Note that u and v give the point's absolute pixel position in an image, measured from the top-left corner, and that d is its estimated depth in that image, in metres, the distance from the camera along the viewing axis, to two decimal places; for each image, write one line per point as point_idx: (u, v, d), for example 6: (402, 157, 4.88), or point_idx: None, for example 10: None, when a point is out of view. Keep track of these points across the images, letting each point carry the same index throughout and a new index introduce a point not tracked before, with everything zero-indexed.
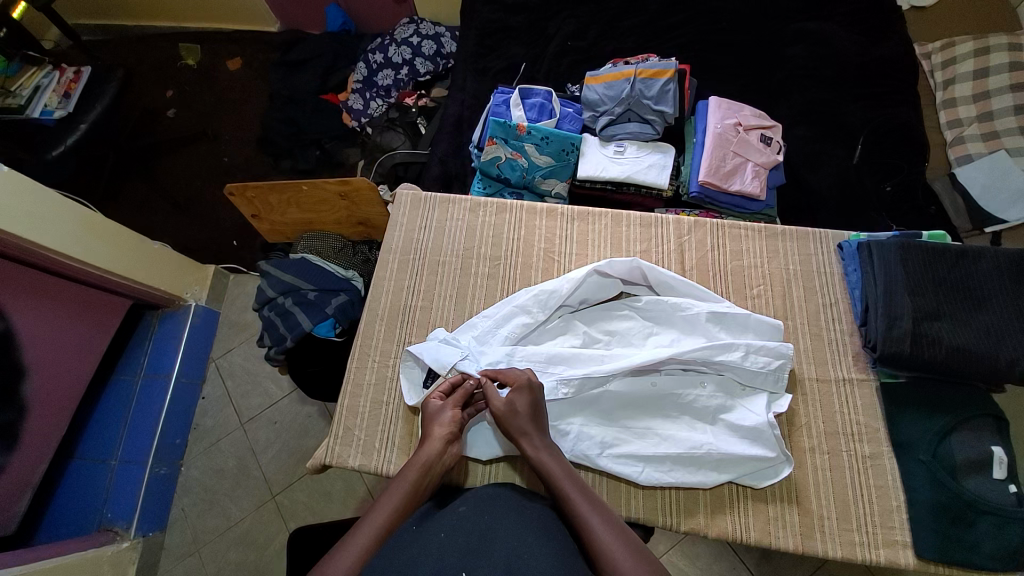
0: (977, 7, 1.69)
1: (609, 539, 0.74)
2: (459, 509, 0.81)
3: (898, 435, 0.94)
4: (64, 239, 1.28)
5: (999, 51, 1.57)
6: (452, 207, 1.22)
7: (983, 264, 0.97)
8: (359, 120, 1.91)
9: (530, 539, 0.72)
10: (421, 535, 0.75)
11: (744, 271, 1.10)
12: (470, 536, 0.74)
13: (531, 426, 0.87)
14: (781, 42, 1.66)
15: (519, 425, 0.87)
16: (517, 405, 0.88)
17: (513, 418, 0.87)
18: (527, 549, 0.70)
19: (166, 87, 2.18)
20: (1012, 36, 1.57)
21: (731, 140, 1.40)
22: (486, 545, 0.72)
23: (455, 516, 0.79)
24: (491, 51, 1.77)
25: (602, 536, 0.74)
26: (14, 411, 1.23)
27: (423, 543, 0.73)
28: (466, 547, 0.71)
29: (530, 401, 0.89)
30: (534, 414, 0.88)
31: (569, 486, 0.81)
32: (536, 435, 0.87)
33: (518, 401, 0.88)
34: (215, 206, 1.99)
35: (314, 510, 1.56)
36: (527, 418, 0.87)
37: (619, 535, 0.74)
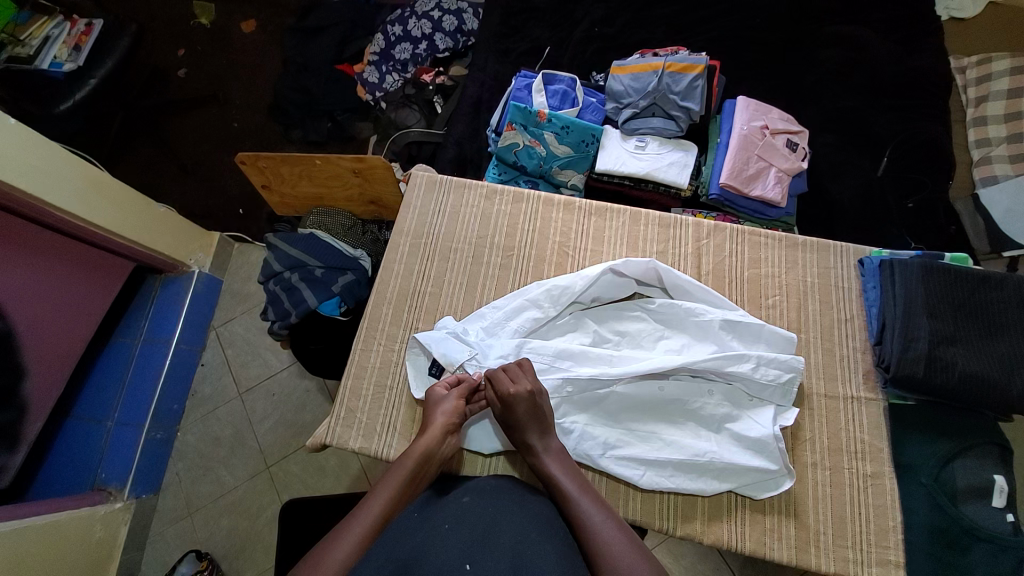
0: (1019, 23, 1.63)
1: (609, 536, 0.75)
2: (462, 499, 0.81)
3: (902, 457, 0.94)
4: (67, 196, 1.25)
5: None
6: (466, 192, 1.19)
7: (1004, 291, 0.95)
8: (374, 94, 1.86)
9: (534, 535, 0.72)
10: (427, 525, 0.75)
11: (761, 279, 1.08)
12: (475, 529, 0.73)
13: (533, 427, 0.88)
14: (814, 44, 1.61)
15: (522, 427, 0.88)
16: (517, 411, 0.88)
17: (516, 423, 0.88)
18: (531, 545, 0.70)
19: (176, 45, 2.13)
20: None
21: (756, 143, 1.36)
22: (490, 538, 0.71)
23: (461, 506, 0.78)
24: (515, 32, 1.72)
25: (602, 534, 0.76)
26: (12, 371, 1.23)
27: (429, 533, 0.73)
28: (471, 539, 0.71)
29: (535, 400, 0.89)
30: (536, 418, 0.88)
31: (571, 486, 0.83)
32: (539, 433, 0.89)
33: (517, 407, 0.88)
34: (222, 172, 1.95)
35: (308, 483, 1.58)
36: (530, 425, 0.88)
37: (619, 532, 0.76)
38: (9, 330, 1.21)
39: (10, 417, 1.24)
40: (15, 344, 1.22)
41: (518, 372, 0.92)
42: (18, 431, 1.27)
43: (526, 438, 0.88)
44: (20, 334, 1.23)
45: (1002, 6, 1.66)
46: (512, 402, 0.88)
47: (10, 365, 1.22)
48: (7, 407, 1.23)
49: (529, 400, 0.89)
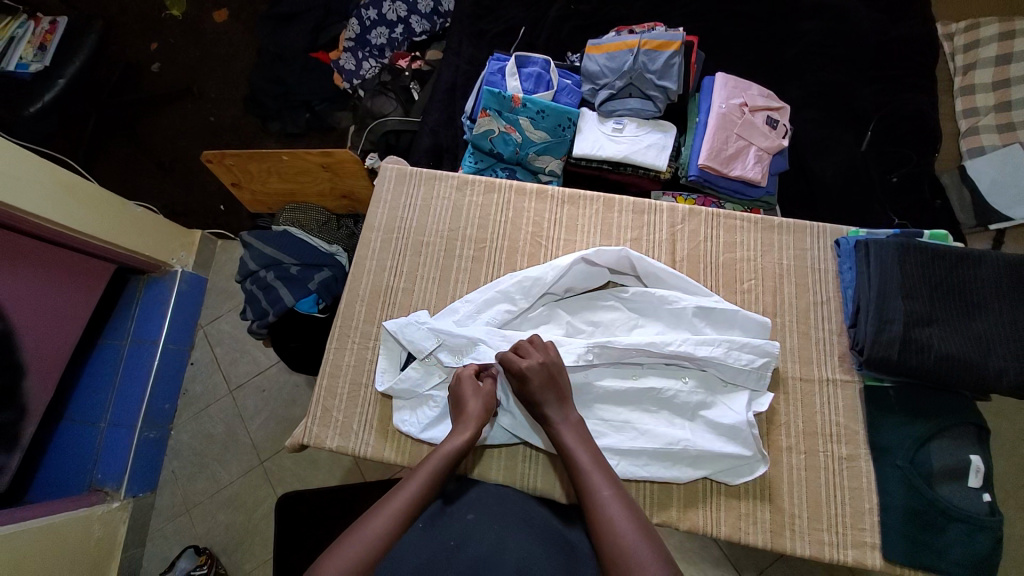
0: None
1: (632, 541, 0.72)
2: (467, 517, 0.83)
3: (878, 439, 0.93)
4: (39, 201, 1.23)
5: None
6: (437, 184, 1.17)
7: (981, 269, 0.94)
8: (352, 82, 1.83)
9: (538, 550, 0.76)
10: (432, 542, 0.77)
11: (736, 264, 1.06)
12: (481, 547, 0.76)
13: (550, 396, 0.88)
14: (797, 14, 1.56)
15: (545, 399, 0.88)
16: (532, 383, 0.88)
17: (532, 397, 0.88)
18: (536, 561, 0.74)
19: (147, 38, 2.08)
20: None
21: (735, 121, 1.33)
22: (496, 557, 0.74)
23: (465, 524, 0.81)
24: (489, 12, 1.65)
25: (626, 535, 0.72)
26: (10, 371, 1.24)
27: (432, 550, 0.75)
28: (478, 559, 0.73)
29: (549, 370, 0.89)
30: (554, 384, 0.89)
31: (587, 459, 0.83)
32: (556, 404, 0.89)
33: (532, 374, 0.88)
34: (200, 169, 1.92)
35: (301, 477, 1.59)
36: (548, 393, 0.88)
37: (646, 537, 0.72)
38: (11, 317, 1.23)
39: (11, 416, 1.26)
40: (14, 342, 1.25)
41: (528, 349, 0.92)
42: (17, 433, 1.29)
43: (544, 409, 0.88)
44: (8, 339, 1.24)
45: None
46: (527, 371, 0.88)
47: (10, 362, 1.24)
48: (10, 406, 1.26)
49: (543, 370, 0.89)
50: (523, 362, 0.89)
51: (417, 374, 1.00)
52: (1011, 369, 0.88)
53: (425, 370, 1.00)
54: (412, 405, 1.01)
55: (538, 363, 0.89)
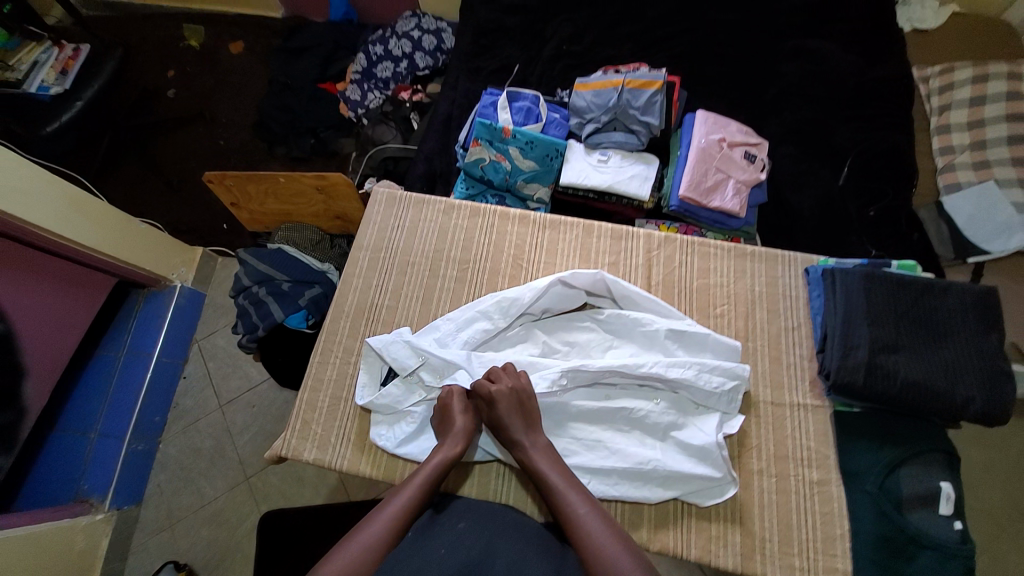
0: (975, 28, 1.61)
1: (614, 556, 0.73)
2: (458, 525, 0.82)
3: (848, 464, 0.94)
4: (47, 215, 1.29)
5: (998, 79, 1.47)
6: (425, 207, 1.23)
7: (949, 298, 0.96)
8: (356, 111, 1.92)
9: (530, 557, 0.76)
10: (423, 553, 0.75)
11: (710, 289, 1.09)
12: (471, 555, 0.75)
13: (518, 421, 0.90)
14: (774, 58, 1.62)
15: (513, 426, 0.90)
16: (501, 408, 0.90)
17: (501, 422, 0.90)
18: (527, 567, 0.74)
19: (166, 66, 2.21)
20: (1014, 64, 1.48)
21: (714, 156, 1.39)
22: (487, 565, 0.74)
23: (456, 532, 0.80)
24: (485, 51, 1.71)
25: (609, 550, 0.74)
26: (11, 372, 1.27)
27: (424, 561, 0.74)
28: (468, 567, 0.73)
29: (517, 395, 0.91)
30: (523, 410, 0.91)
31: (559, 481, 0.84)
32: (524, 429, 0.90)
33: (501, 400, 0.90)
34: (207, 189, 2.00)
35: (285, 495, 1.58)
36: (517, 418, 0.90)
37: (628, 552, 0.73)
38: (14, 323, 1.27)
39: (11, 416, 1.29)
40: (15, 344, 1.28)
41: (499, 374, 0.95)
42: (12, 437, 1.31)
43: (511, 435, 0.89)
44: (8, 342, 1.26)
45: (964, 18, 1.63)
46: (495, 397, 0.90)
47: (8, 363, 1.27)
48: (10, 406, 1.28)
49: (511, 395, 0.91)
50: (493, 386, 0.92)
51: (399, 390, 1.02)
52: (977, 398, 0.89)
53: (406, 388, 1.02)
54: (390, 420, 1.03)
55: (507, 387, 0.91)
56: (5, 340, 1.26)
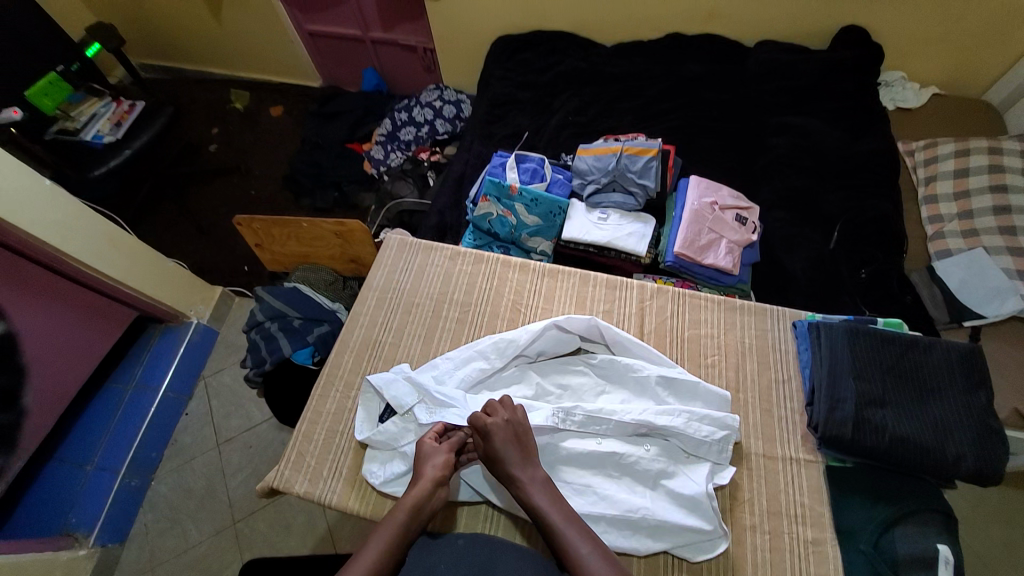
0: (958, 111, 1.71)
1: None
2: (458, 541, 0.83)
3: (842, 521, 0.92)
4: (85, 248, 1.41)
5: (979, 154, 1.51)
6: (433, 254, 1.32)
7: (933, 355, 0.99)
8: (378, 169, 2.10)
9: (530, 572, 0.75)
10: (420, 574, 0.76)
11: (700, 339, 1.14)
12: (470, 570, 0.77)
13: (513, 454, 0.88)
14: (763, 132, 1.72)
15: (509, 460, 0.88)
16: (496, 441, 0.89)
17: (496, 455, 0.88)
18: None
19: (212, 125, 2.47)
20: (994, 141, 1.52)
21: (707, 217, 1.47)
22: None
23: (455, 548, 0.82)
24: (499, 120, 1.89)
25: None
26: (11, 374, 1.29)
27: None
28: None
29: (513, 428, 0.91)
30: (520, 443, 0.90)
31: (557, 516, 0.82)
32: (520, 462, 0.88)
33: (497, 434, 0.89)
34: (233, 233, 2.14)
35: (271, 542, 1.53)
36: (512, 452, 0.88)
37: None
38: (30, 349, 1.33)
39: (9, 418, 1.29)
40: (16, 344, 1.30)
41: (495, 407, 0.94)
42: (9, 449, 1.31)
43: (508, 469, 0.87)
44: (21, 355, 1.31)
45: (946, 98, 1.75)
46: (490, 432, 0.89)
47: (10, 365, 1.29)
48: (8, 408, 1.29)
49: (507, 428, 0.90)
50: (490, 418, 0.91)
51: (395, 428, 1.03)
52: (968, 455, 0.89)
53: (403, 425, 1.03)
54: (384, 457, 1.03)
55: (502, 420, 0.91)
56: (7, 341, 1.28)
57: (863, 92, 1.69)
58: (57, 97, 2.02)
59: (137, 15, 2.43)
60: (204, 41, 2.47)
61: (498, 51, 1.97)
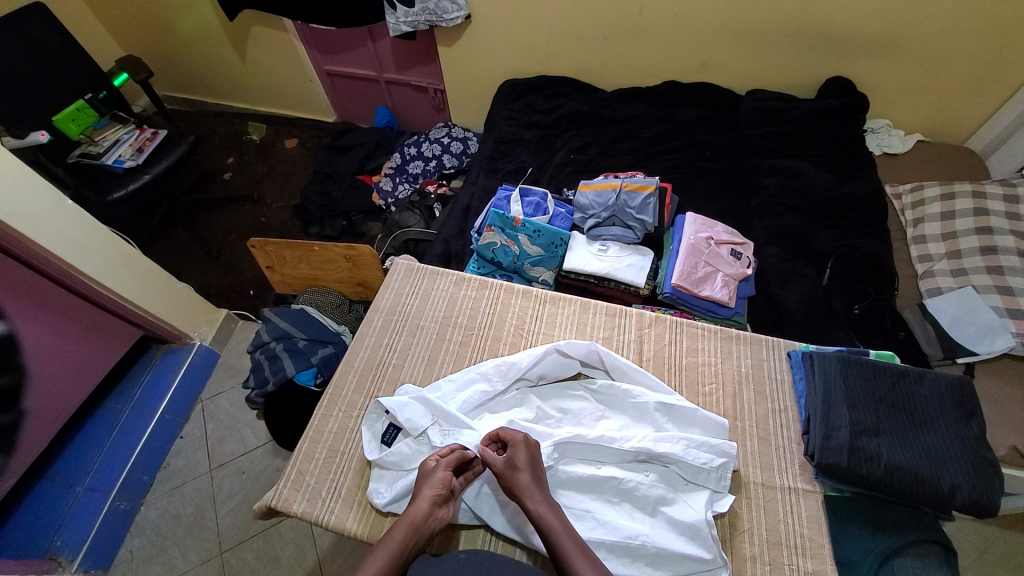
0: (942, 156, 1.80)
1: None
2: (459, 555, 0.82)
3: (842, 553, 0.92)
4: (98, 266, 1.45)
5: (964, 197, 1.58)
6: (439, 278, 1.37)
7: (924, 385, 1.02)
8: (386, 200, 2.18)
9: None
10: None
11: (698, 367, 1.17)
12: None
13: (527, 477, 0.89)
14: (756, 174, 1.79)
15: (520, 483, 0.89)
16: (516, 459, 0.91)
17: (514, 473, 0.89)
18: None
19: (228, 155, 2.58)
20: (978, 184, 1.60)
21: (703, 251, 1.52)
22: None
23: (457, 562, 0.80)
24: (505, 155, 1.98)
25: None
26: (10, 380, 1.29)
27: None
28: None
29: (528, 451, 0.92)
30: (534, 469, 0.91)
31: (566, 540, 0.82)
32: (532, 484, 0.89)
33: (518, 455, 0.91)
34: (241, 258, 2.19)
35: (258, 574, 1.48)
36: (529, 472, 0.90)
37: None
38: (34, 360, 1.34)
39: (8, 421, 1.29)
40: (15, 351, 1.29)
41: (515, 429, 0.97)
42: (5, 456, 1.31)
43: (520, 489, 0.88)
44: (24, 360, 1.32)
45: (933, 144, 1.85)
46: (513, 456, 0.91)
47: (9, 365, 1.28)
48: (8, 411, 1.29)
49: (524, 449, 0.93)
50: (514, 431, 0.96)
51: (409, 449, 1.03)
52: (964, 485, 0.90)
53: (416, 446, 1.03)
54: (391, 476, 1.03)
55: (521, 439, 0.94)
56: (8, 346, 1.28)
57: (849, 139, 1.79)
58: (83, 123, 2.12)
59: (166, 52, 2.59)
60: (228, 77, 2.62)
61: (506, 93, 2.09)
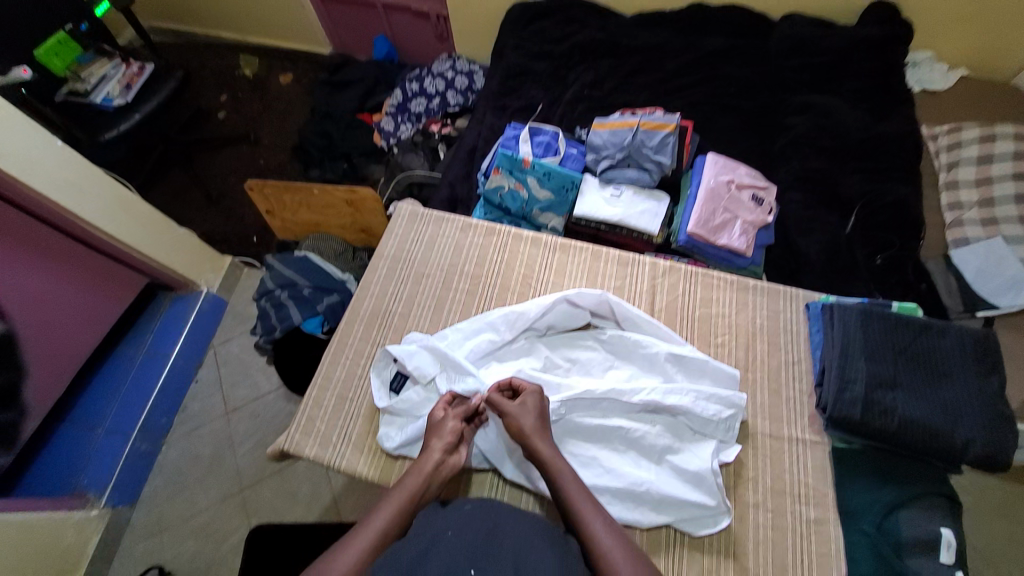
0: (991, 92, 1.64)
1: (610, 546, 0.74)
2: (464, 506, 0.78)
3: (845, 502, 0.93)
4: (97, 212, 1.40)
5: (1005, 139, 1.45)
6: (444, 225, 1.31)
7: (944, 339, 0.98)
8: (388, 141, 2.06)
9: (537, 542, 0.71)
10: (427, 534, 0.72)
11: (711, 318, 1.14)
12: (477, 535, 0.71)
13: (535, 424, 0.90)
14: (785, 113, 1.66)
15: (528, 429, 0.90)
16: (527, 404, 0.93)
17: (523, 418, 0.91)
18: (532, 554, 0.69)
19: (221, 93, 2.44)
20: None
21: (722, 196, 1.44)
22: (492, 545, 0.70)
23: (461, 512, 0.76)
24: (513, 91, 1.84)
25: (603, 540, 0.75)
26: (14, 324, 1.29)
27: (431, 540, 0.71)
28: (473, 545, 0.69)
29: (537, 400, 0.94)
30: (542, 418, 0.92)
31: (572, 487, 0.83)
32: (541, 432, 0.90)
33: (528, 402, 0.93)
34: (241, 203, 2.13)
35: (278, 509, 1.57)
36: (536, 420, 0.91)
37: (625, 552, 0.74)
38: (36, 305, 1.34)
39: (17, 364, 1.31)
40: (14, 295, 1.29)
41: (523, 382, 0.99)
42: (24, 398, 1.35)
43: (527, 436, 0.89)
44: (26, 305, 1.32)
45: (975, 83, 1.66)
46: (524, 402, 0.93)
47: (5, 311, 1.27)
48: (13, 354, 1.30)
49: (533, 398, 0.94)
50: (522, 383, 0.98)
51: (417, 397, 1.04)
52: (977, 440, 0.89)
53: (425, 394, 1.04)
54: (400, 422, 1.04)
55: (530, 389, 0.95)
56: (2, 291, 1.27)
57: (890, 72, 1.63)
58: (67, 57, 1.98)
59: None
60: (214, 4, 2.42)
61: (514, 19, 1.91)
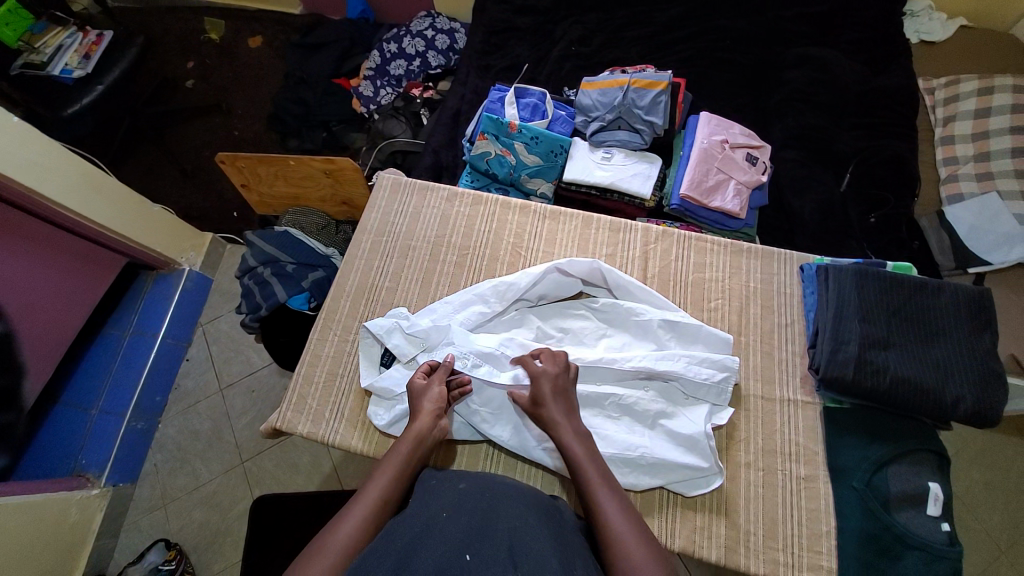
0: (993, 40, 1.57)
1: (624, 529, 0.74)
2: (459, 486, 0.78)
3: (836, 461, 0.94)
4: (63, 192, 1.33)
5: (1003, 92, 1.42)
6: (429, 195, 1.26)
7: (939, 297, 0.98)
8: (368, 107, 1.95)
9: (531, 521, 0.70)
10: (424, 517, 0.71)
11: (704, 282, 1.12)
12: (472, 516, 0.69)
13: (558, 405, 0.88)
14: (780, 67, 1.59)
15: (551, 412, 0.88)
16: (542, 390, 0.89)
17: (542, 407, 0.88)
18: (527, 530, 0.67)
19: (187, 58, 2.29)
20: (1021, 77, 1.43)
21: (716, 156, 1.39)
22: (487, 524, 0.68)
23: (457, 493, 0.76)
24: (497, 49, 1.74)
25: (614, 519, 0.75)
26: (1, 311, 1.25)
27: (426, 524, 0.69)
28: (469, 527, 0.67)
29: (558, 378, 0.90)
30: (564, 397, 0.90)
31: (589, 466, 0.82)
32: (563, 411, 0.88)
33: (542, 385, 0.89)
34: (218, 176, 2.04)
35: (279, 480, 1.58)
36: (558, 402, 0.88)
37: (639, 533, 0.73)
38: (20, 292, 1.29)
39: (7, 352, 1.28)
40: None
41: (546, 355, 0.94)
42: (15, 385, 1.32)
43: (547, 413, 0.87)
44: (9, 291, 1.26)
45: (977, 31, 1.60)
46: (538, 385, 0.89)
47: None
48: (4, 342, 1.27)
49: (552, 377, 0.90)
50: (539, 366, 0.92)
51: (400, 374, 1.03)
52: (967, 397, 0.90)
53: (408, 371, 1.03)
54: (389, 402, 1.03)
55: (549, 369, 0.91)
56: None
57: (888, 23, 1.57)
58: (18, 27, 1.86)
59: None
60: None
61: None
